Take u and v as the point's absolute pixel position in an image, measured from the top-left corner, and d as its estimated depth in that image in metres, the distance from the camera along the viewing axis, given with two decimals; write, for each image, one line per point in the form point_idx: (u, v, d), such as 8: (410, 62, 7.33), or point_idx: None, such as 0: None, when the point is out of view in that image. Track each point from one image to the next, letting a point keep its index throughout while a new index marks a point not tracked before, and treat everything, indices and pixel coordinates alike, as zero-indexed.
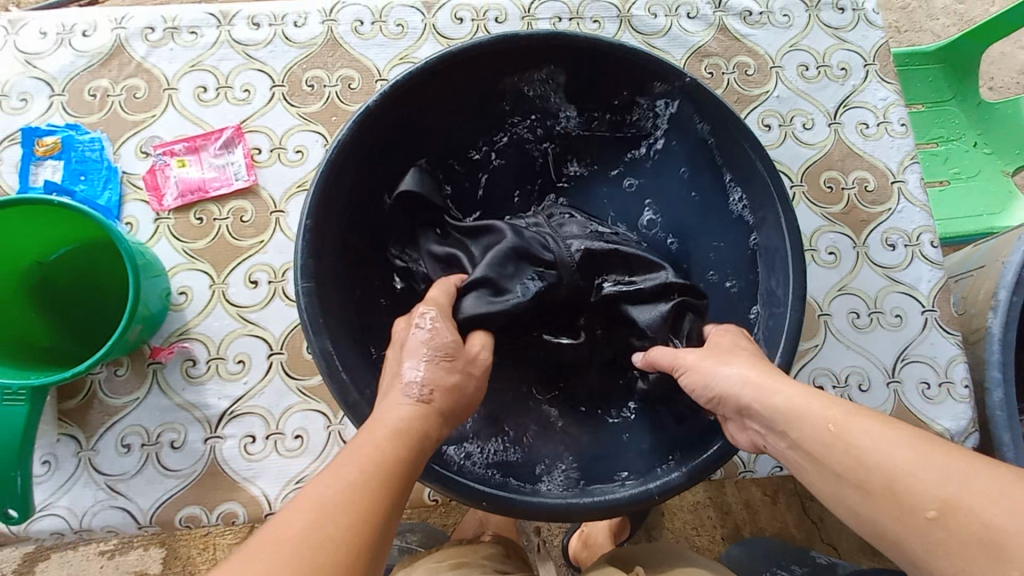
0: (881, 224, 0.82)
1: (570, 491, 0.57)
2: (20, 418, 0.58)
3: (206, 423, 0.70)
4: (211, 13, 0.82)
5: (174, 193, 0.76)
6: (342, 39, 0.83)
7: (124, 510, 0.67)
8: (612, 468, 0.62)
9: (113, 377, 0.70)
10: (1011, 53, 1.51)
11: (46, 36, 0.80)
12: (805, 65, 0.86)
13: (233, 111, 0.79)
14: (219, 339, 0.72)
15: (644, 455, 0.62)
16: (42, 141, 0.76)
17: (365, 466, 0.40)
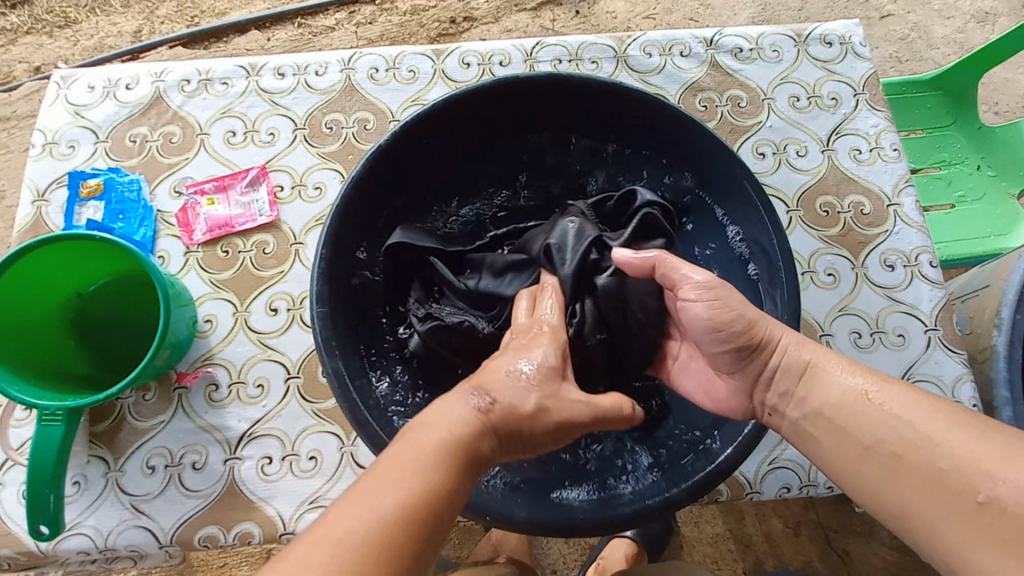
0: (880, 245, 0.84)
1: (568, 505, 0.58)
2: (57, 437, 0.62)
3: (226, 444, 0.73)
4: (241, 65, 0.90)
5: (203, 228, 0.82)
6: (359, 85, 0.90)
7: (147, 529, 0.70)
8: (611, 482, 0.63)
9: (142, 402, 0.74)
10: (1014, 79, 1.54)
11: (93, 90, 0.89)
12: (796, 96, 0.90)
13: (259, 153, 0.86)
14: (240, 364, 0.76)
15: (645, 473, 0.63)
16: (87, 183, 0.83)
17: (408, 491, 0.40)
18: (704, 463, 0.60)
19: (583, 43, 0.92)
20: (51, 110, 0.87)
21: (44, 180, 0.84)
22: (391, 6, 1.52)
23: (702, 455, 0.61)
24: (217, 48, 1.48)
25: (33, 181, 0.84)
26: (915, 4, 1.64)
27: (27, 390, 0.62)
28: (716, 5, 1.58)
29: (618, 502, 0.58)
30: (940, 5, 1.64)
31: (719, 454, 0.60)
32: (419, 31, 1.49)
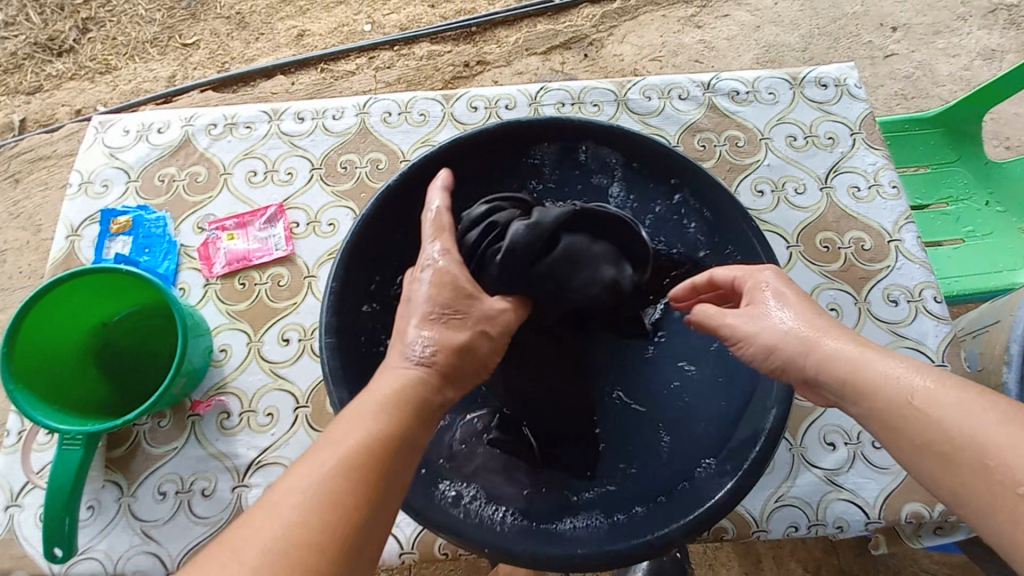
0: (882, 280, 0.84)
1: (562, 539, 0.59)
2: (75, 460, 0.64)
3: (235, 472, 0.75)
4: (264, 110, 0.96)
5: (222, 261, 0.86)
6: (373, 128, 0.95)
7: (154, 555, 0.71)
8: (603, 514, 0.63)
9: (157, 428, 0.77)
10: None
11: (128, 133, 0.95)
12: (792, 136, 0.93)
13: (277, 191, 0.91)
14: (252, 393, 0.79)
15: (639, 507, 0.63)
16: (117, 220, 0.89)
17: (334, 473, 0.43)
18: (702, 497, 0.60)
19: (585, 87, 0.96)
20: (88, 153, 0.94)
21: (78, 217, 0.89)
22: (409, 52, 1.61)
23: (701, 492, 0.61)
24: (245, 91, 1.57)
25: (68, 218, 0.89)
26: (917, 44, 1.68)
27: (51, 415, 0.65)
28: (720, 48, 1.64)
29: (614, 535, 0.59)
30: (943, 44, 1.68)
31: (714, 492, 0.60)
32: (435, 74, 1.58)
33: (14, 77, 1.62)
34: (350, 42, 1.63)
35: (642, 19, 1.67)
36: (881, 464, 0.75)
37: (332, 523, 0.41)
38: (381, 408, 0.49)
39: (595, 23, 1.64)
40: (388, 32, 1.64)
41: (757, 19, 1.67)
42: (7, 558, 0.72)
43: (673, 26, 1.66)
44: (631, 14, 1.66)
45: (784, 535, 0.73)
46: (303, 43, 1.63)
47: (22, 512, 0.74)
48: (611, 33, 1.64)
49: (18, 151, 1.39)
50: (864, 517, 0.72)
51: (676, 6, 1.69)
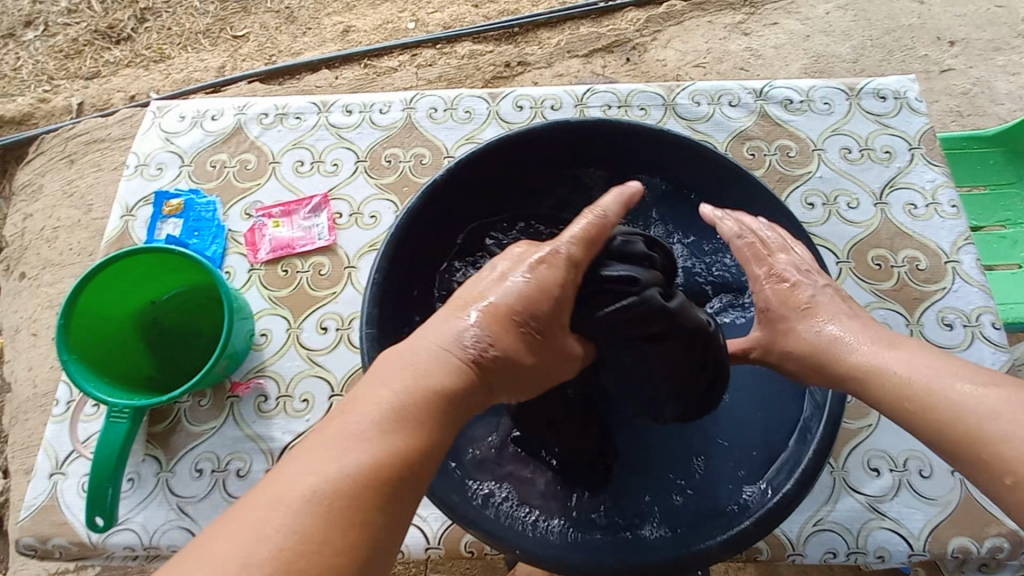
0: (936, 303, 0.81)
1: (590, 548, 0.58)
2: (121, 432, 0.66)
3: (269, 455, 0.76)
4: (314, 102, 0.98)
5: (267, 248, 0.88)
6: (419, 123, 0.96)
7: (188, 531, 0.73)
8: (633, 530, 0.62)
9: (197, 407, 0.79)
10: None
11: (184, 119, 0.98)
12: (847, 148, 0.90)
13: (323, 181, 0.92)
14: (289, 378, 0.80)
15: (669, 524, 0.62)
16: (170, 202, 0.92)
17: (356, 489, 0.41)
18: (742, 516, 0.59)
19: (633, 90, 0.95)
20: (146, 137, 0.97)
21: (134, 198, 0.92)
22: (451, 50, 1.62)
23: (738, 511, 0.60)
24: (290, 84, 1.61)
25: (124, 198, 0.93)
26: (976, 60, 1.61)
27: (100, 387, 0.67)
28: (767, 56, 1.60)
29: (649, 549, 0.58)
30: (1004, 61, 1.61)
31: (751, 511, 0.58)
32: (475, 73, 1.58)
33: (75, 62, 1.69)
34: (394, 39, 1.65)
35: (688, 25, 1.64)
36: (929, 495, 0.71)
37: (350, 542, 0.39)
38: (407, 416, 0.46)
39: (638, 27, 1.62)
40: (431, 30, 1.66)
41: (807, 28, 1.63)
42: (50, 523, 0.75)
43: (719, 32, 1.63)
44: (676, 19, 1.64)
45: (820, 561, 0.70)
46: (348, 39, 1.66)
47: (66, 479, 0.77)
48: (654, 37, 1.61)
49: (76, 132, 1.45)
50: (907, 548, 0.69)
51: (723, 12, 1.66)
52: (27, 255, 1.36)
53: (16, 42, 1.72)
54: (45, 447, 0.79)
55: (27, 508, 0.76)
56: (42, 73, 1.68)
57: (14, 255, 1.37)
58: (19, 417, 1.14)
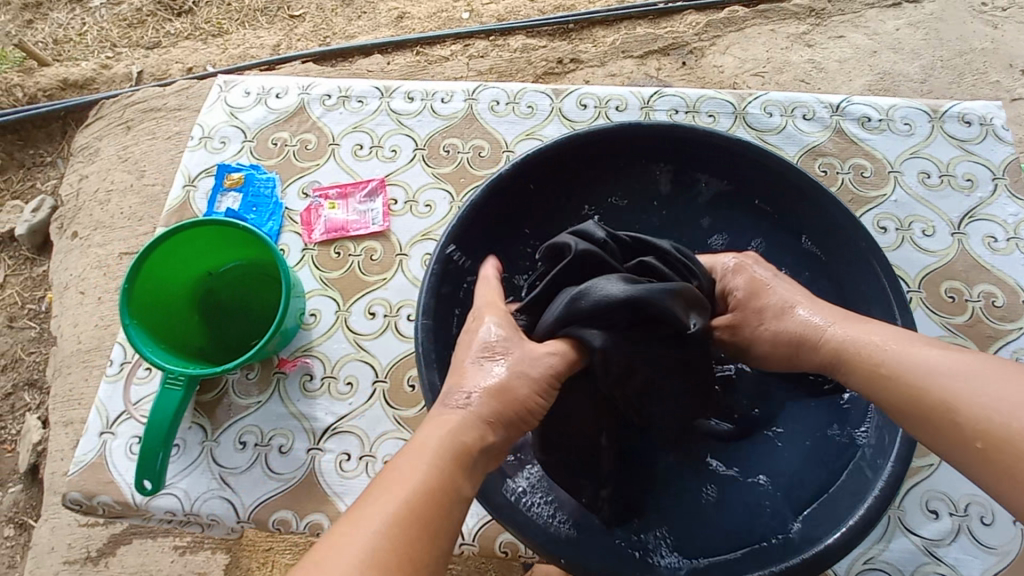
0: (1010, 343, 0.77)
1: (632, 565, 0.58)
2: (175, 400, 0.68)
3: (312, 434, 0.77)
4: (377, 86, 0.98)
5: (322, 228, 0.89)
6: (479, 114, 0.95)
7: (228, 502, 0.74)
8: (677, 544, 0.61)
9: (244, 380, 0.80)
10: None
11: (249, 95, 1.00)
12: (925, 172, 0.86)
13: (380, 167, 0.92)
14: (335, 359, 0.81)
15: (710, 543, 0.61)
16: (230, 176, 0.93)
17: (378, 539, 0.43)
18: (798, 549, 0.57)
19: (702, 96, 0.92)
20: (211, 110, 0.99)
21: (196, 168, 0.94)
22: (503, 43, 1.60)
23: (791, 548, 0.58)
24: (342, 66, 1.61)
25: (187, 168, 0.94)
26: None
27: (157, 353, 0.69)
28: (830, 70, 1.54)
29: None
30: None
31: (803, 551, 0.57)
32: (526, 68, 1.55)
33: (138, 32, 1.74)
34: (447, 28, 1.64)
35: (749, 32, 1.59)
36: (989, 544, 0.67)
37: None
38: (429, 461, 0.48)
39: (697, 32, 1.58)
40: (484, 22, 1.65)
41: (874, 43, 1.56)
42: (97, 481, 0.77)
43: (781, 42, 1.57)
44: (737, 26, 1.59)
45: None
46: (402, 25, 1.66)
47: (114, 439, 0.79)
48: (713, 43, 1.57)
49: (135, 100, 1.48)
50: None
51: (788, 22, 1.60)
52: (80, 216, 1.40)
53: (85, 9, 1.77)
54: (97, 406, 0.81)
55: (76, 464, 0.78)
56: (107, 40, 1.72)
57: (69, 215, 1.41)
58: (63, 369, 1.18)
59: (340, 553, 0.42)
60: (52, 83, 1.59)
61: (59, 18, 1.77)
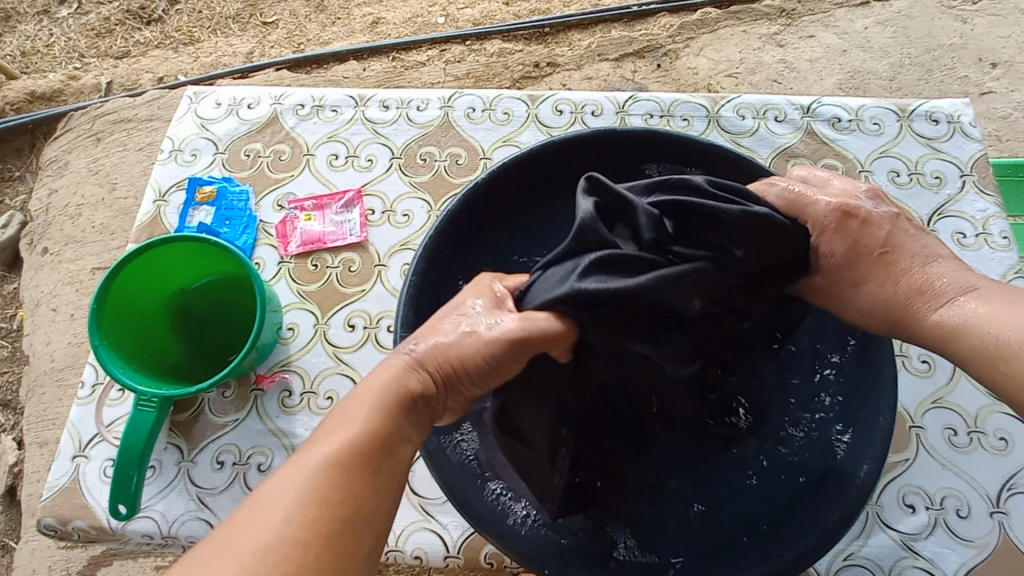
0: None
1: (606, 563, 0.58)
2: (149, 422, 0.66)
3: (292, 451, 0.76)
4: (351, 95, 0.97)
5: (298, 241, 0.87)
6: (456, 122, 0.95)
7: (207, 523, 0.73)
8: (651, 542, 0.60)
9: (221, 398, 0.78)
10: None
11: (219, 106, 0.98)
12: (895, 171, 0.87)
13: (357, 177, 0.91)
14: (314, 374, 0.79)
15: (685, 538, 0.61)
16: (202, 189, 0.91)
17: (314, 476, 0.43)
18: (780, 548, 0.58)
19: (676, 100, 0.93)
20: (181, 122, 0.97)
21: (167, 182, 0.92)
22: (480, 48, 1.60)
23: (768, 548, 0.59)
24: (317, 73, 1.59)
25: (157, 182, 0.92)
26: (1019, 83, 1.57)
27: (128, 374, 0.67)
28: (802, 69, 1.57)
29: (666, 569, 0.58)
30: None
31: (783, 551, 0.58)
32: (503, 71, 1.55)
33: (105, 41, 1.70)
34: (423, 33, 1.63)
35: (722, 33, 1.61)
36: (966, 535, 0.69)
37: (317, 518, 0.41)
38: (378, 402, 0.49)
39: (672, 33, 1.60)
40: (461, 26, 1.64)
41: (844, 42, 1.59)
42: (70, 506, 0.74)
43: (754, 43, 1.60)
44: (710, 28, 1.61)
45: None
46: (377, 31, 1.65)
47: (88, 463, 0.77)
48: (688, 44, 1.59)
49: (104, 111, 1.45)
50: None
51: (760, 23, 1.62)
52: (50, 231, 1.36)
53: (50, 18, 1.73)
54: (69, 429, 0.79)
55: (48, 489, 0.76)
56: (74, 50, 1.68)
57: (38, 230, 1.37)
58: (36, 389, 1.15)
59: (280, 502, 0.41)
60: (19, 95, 1.55)
61: (24, 28, 1.72)
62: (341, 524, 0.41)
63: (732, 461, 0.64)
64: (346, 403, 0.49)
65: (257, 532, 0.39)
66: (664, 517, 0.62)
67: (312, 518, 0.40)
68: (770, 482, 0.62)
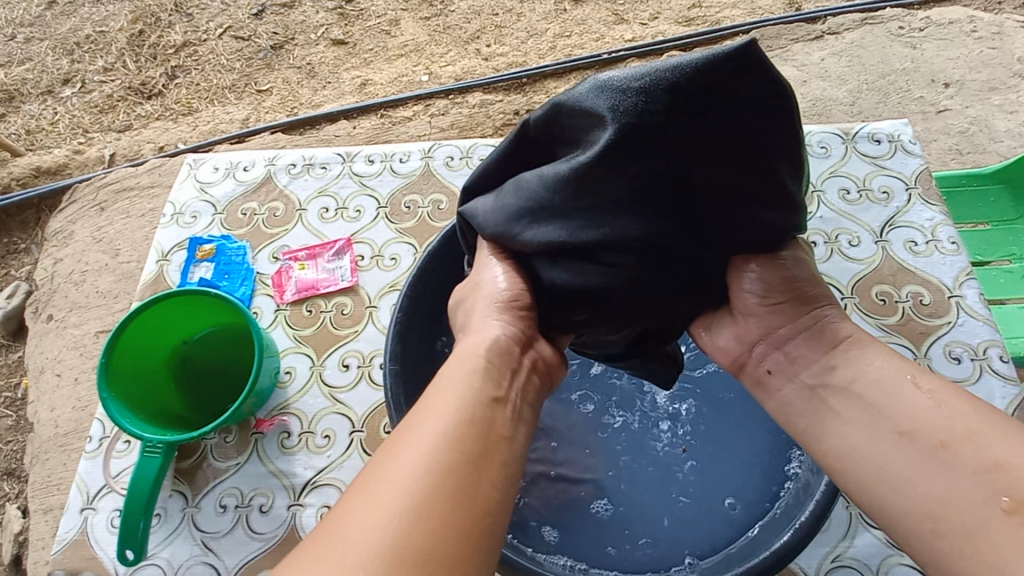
0: (942, 336, 0.82)
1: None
2: (154, 468, 0.69)
3: (292, 490, 0.78)
4: (339, 153, 1.05)
5: (293, 289, 0.93)
6: (436, 170, 1.02)
7: (212, 567, 0.74)
8: (615, 562, 0.66)
9: (223, 444, 0.82)
10: None
11: (218, 170, 1.06)
12: (845, 189, 0.95)
13: (346, 226, 0.98)
14: (311, 415, 0.83)
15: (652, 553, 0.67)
16: (203, 247, 0.97)
17: (413, 452, 0.47)
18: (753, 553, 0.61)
19: None
20: (182, 186, 1.05)
21: (169, 243, 0.99)
22: (462, 100, 1.71)
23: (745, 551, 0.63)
24: (310, 133, 1.69)
25: (160, 244, 0.99)
26: (972, 100, 1.67)
27: (135, 423, 0.71)
28: None
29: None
30: (1000, 100, 1.67)
31: (760, 550, 0.61)
32: (486, 120, 1.65)
33: (108, 116, 1.81)
34: (408, 90, 1.75)
35: None
36: None
37: (408, 490, 0.44)
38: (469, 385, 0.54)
39: None
40: (444, 82, 1.76)
41: (804, 74, 1.70)
42: (79, 558, 0.77)
43: None
44: None
45: None
46: (365, 91, 1.76)
47: (95, 514, 0.79)
48: None
49: (107, 181, 1.54)
50: None
51: None
52: (54, 298, 1.40)
53: (55, 98, 1.85)
54: (77, 482, 0.82)
55: (58, 543, 0.78)
56: (78, 126, 1.79)
57: (42, 298, 1.42)
58: (39, 456, 1.17)
59: (347, 511, 0.44)
60: (25, 171, 1.64)
61: (30, 108, 1.84)
62: (426, 498, 0.44)
63: (653, 495, 0.72)
64: (433, 395, 0.54)
65: (360, 536, 0.41)
66: (606, 548, 0.68)
67: (407, 489, 0.44)
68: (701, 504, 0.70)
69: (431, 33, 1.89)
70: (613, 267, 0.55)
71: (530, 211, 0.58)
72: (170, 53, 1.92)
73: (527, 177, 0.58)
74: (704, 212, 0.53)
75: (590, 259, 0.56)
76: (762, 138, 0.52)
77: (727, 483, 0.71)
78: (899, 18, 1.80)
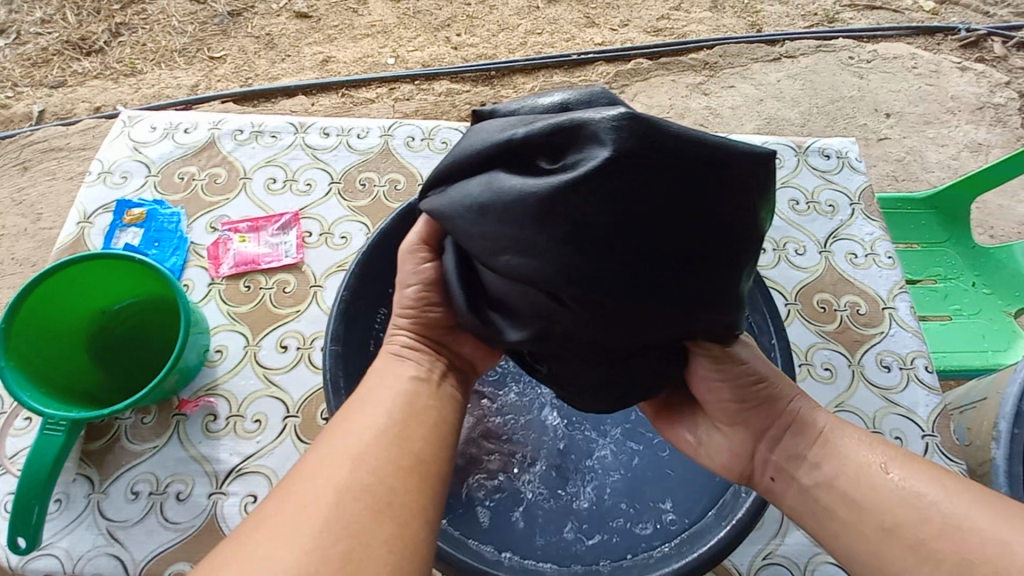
0: (875, 345, 0.86)
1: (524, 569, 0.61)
2: (55, 446, 0.63)
3: (214, 477, 0.72)
4: (291, 123, 0.99)
5: (230, 262, 0.86)
6: (395, 150, 0.98)
7: (116, 559, 0.68)
8: (548, 554, 0.65)
9: (140, 425, 0.75)
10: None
11: (155, 130, 0.98)
12: (795, 200, 0.98)
13: (294, 200, 0.92)
14: (242, 398, 0.77)
15: (592, 547, 0.65)
16: (131, 211, 0.89)
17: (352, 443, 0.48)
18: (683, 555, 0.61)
19: None
20: (113, 144, 0.96)
21: (93, 204, 0.90)
22: (428, 87, 1.67)
23: (679, 549, 0.63)
24: (265, 106, 1.60)
25: (82, 204, 0.90)
26: (910, 131, 1.78)
27: (35, 397, 0.64)
28: (725, 115, 1.71)
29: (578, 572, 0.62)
30: (933, 134, 1.78)
31: (690, 552, 0.61)
32: (451, 110, 1.62)
33: (40, 71, 1.65)
34: (373, 71, 1.68)
35: (653, 81, 1.75)
36: None
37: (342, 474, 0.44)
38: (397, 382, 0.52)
39: (609, 80, 1.73)
40: (410, 67, 1.70)
41: (761, 92, 1.76)
42: None
43: (682, 91, 1.74)
44: (642, 76, 1.75)
45: None
46: (327, 68, 1.69)
47: None
48: (622, 90, 1.72)
49: (32, 140, 1.40)
50: None
51: (686, 73, 1.78)
52: None
53: None
54: None
55: None
56: (5, 79, 1.62)
57: None
58: None
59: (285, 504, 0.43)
60: None
61: None
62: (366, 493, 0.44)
63: (597, 486, 0.71)
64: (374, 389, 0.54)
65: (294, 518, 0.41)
66: (544, 537, 0.66)
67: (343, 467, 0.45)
68: (641, 501, 0.69)
69: (400, 16, 1.83)
70: (570, 311, 0.48)
71: (501, 226, 0.48)
72: (116, 8, 1.78)
73: (509, 181, 0.47)
74: (687, 268, 0.47)
75: (551, 294, 0.48)
76: (754, 226, 0.50)
77: (669, 492, 0.70)
78: (849, 48, 1.90)
